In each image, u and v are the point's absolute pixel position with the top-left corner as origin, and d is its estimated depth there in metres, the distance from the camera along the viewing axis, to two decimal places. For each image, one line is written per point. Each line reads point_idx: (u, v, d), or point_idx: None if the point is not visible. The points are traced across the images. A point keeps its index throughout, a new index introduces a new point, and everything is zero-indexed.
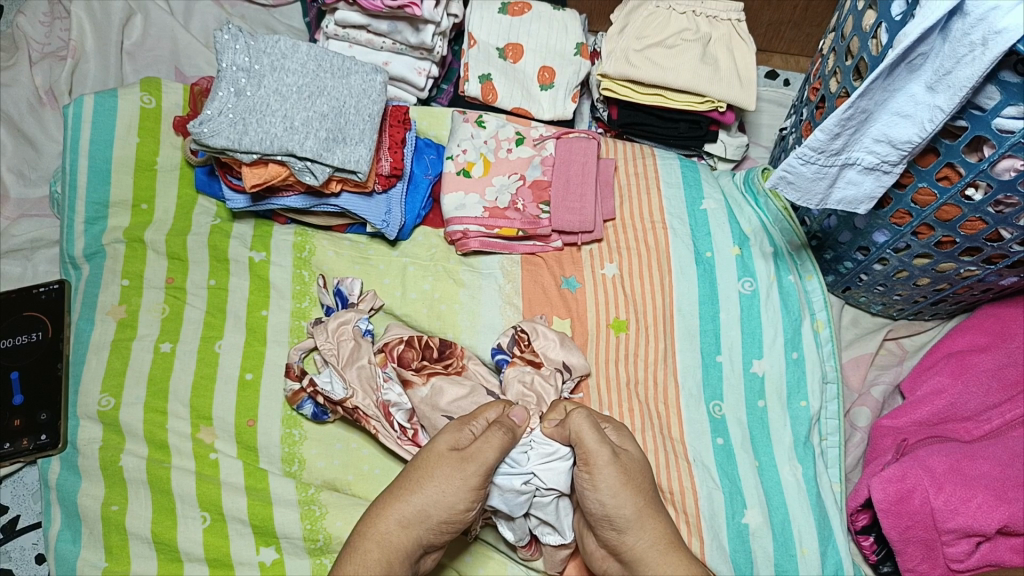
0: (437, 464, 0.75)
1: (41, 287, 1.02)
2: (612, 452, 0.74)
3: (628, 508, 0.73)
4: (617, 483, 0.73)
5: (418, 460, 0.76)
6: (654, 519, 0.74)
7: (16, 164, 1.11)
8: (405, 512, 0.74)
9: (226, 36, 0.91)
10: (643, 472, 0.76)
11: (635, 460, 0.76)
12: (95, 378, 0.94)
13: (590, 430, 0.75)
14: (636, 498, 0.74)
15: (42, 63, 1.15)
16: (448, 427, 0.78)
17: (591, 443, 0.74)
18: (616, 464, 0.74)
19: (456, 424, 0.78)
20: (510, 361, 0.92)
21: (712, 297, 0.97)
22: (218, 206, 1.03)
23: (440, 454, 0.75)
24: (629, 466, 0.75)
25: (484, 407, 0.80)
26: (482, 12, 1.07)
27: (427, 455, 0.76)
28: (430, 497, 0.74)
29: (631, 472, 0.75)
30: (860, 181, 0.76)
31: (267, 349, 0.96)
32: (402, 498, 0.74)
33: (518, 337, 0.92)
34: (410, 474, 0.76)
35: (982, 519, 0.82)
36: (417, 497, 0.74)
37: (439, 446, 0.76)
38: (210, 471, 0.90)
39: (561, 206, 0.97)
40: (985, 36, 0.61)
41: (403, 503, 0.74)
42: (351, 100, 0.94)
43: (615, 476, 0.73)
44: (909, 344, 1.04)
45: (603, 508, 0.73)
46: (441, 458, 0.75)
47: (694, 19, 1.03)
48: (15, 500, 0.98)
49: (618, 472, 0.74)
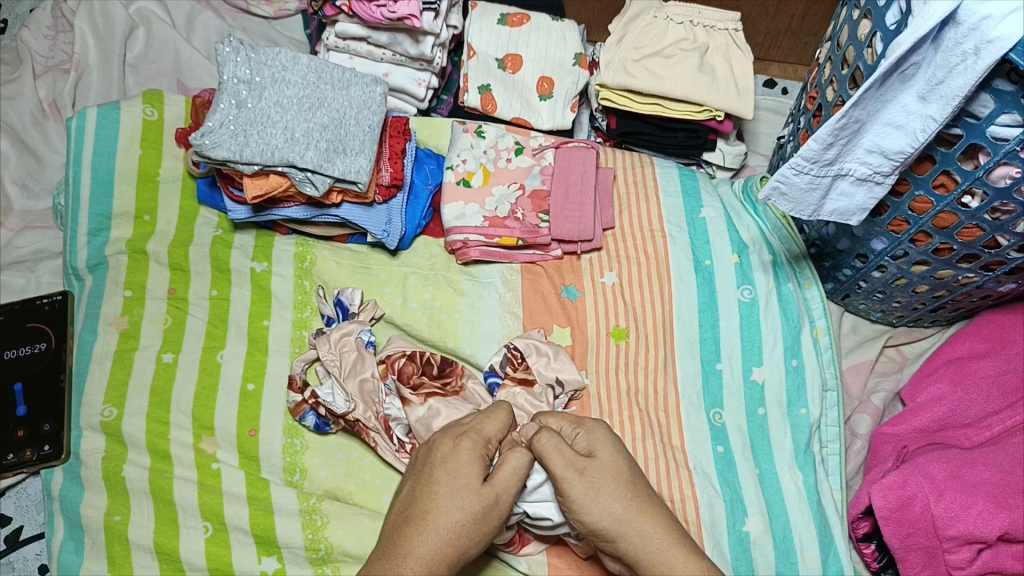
0: (473, 502, 0.69)
1: (44, 298, 1.03)
2: (577, 471, 0.71)
3: (607, 522, 0.70)
4: (587, 500, 0.70)
5: (449, 495, 0.69)
6: (638, 523, 0.70)
7: (20, 176, 1.12)
8: (449, 551, 0.68)
9: (227, 49, 0.92)
10: (616, 477, 0.72)
11: (603, 467, 0.72)
12: (98, 389, 0.95)
13: (556, 454, 0.71)
14: (613, 506, 0.70)
15: (45, 76, 1.16)
16: (471, 447, 0.72)
17: (557, 468, 0.71)
18: (582, 482, 0.70)
19: (476, 448, 0.71)
20: (502, 383, 0.91)
21: (712, 304, 0.97)
22: (220, 217, 1.04)
23: (473, 489, 0.69)
24: (597, 477, 0.71)
25: (490, 423, 0.74)
26: (481, 24, 1.08)
27: (459, 489, 0.69)
28: (472, 536, 0.69)
29: (600, 484, 0.71)
30: (853, 192, 0.76)
31: (269, 359, 0.97)
32: (443, 539, 0.68)
33: (511, 356, 0.92)
34: (443, 512, 0.68)
35: (982, 526, 0.82)
36: (461, 536, 0.68)
37: (469, 479, 0.70)
38: (213, 480, 0.91)
39: (561, 214, 0.98)
40: (977, 45, 0.62)
41: (443, 544, 0.68)
42: (351, 112, 0.95)
43: (582, 494, 0.70)
44: (909, 351, 1.04)
45: (586, 525, 0.71)
46: (477, 496, 0.69)
47: (692, 28, 1.04)
48: (19, 510, 0.98)
49: (586, 488, 0.70)
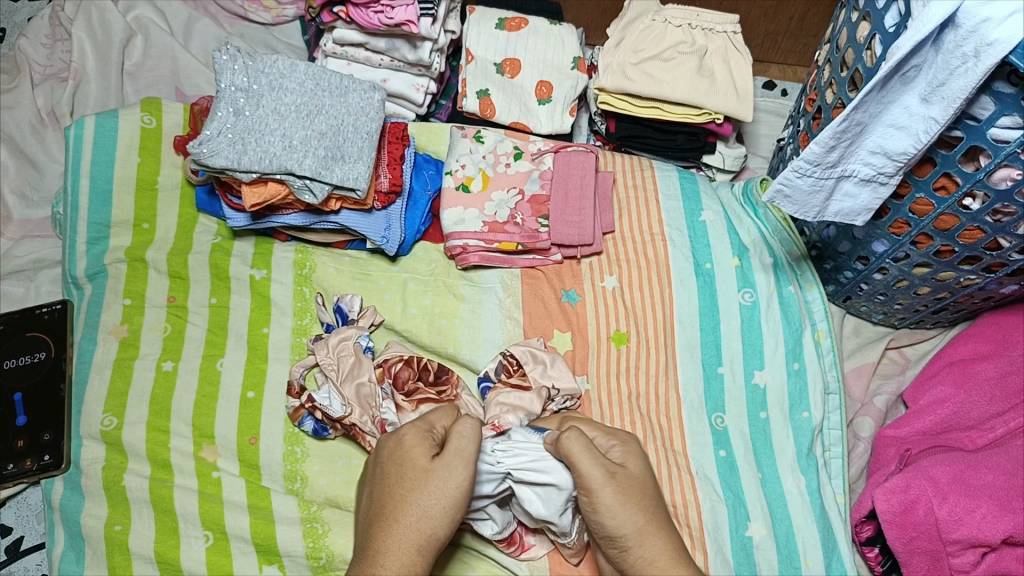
0: (424, 482, 0.70)
1: (44, 307, 1.03)
2: (608, 473, 0.71)
3: (628, 529, 0.70)
4: (615, 504, 0.70)
5: (399, 481, 0.71)
6: (654, 537, 0.70)
7: (19, 185, 1.12)
8: (416, 538, 0.69)
9: (224, 56, 0.92)
10: (642, 490, 0.72)
11: (633, 477, 0.73)
12: (98, 399, 0.95)
13: (585, 453, 0.71)
14: (637, 516, 0.70)
15: (44, 85, 1.16)
16: (413, 432, 0.73)
17: (589, 467, 0.70)
18: (612, 484, 0.70)
19: (417, 431, 0.73)
20: (495, 387, 0.91)
21: (712, 308, 0.97)
22: (219, 224, 1.04)
23: (422, 470, 0.71)
24: (627, 485, 0.71)
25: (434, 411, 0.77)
26: (479, 28, 1.08)
27: (408, 474, 0.71)
28: (436, 515, 0.70)
29: (630, 491, 0.71)
30: (858, 193, 0.76)
31: (268, 366, 0.96)
32: (406, 527, 0.69)
33: (507, 363, 0.92)
34: (399, 502, 0.70)
35: (986, 529, 0.82)
36: (423, 519, 0.70)
37: (415, 462, 0.71)
38: (213, 489, 0.90)
39: (560, 219, 0.98)
40: (977, 48, 0.61)
41: (408, 531, 0.69)
42: (349, 119, 0.94)
43: (612, 497, 0.70)
44: (912, 353, 1.04)
45: (605, 529, 0.71)
46: (426, 476, 0.70)
47: (690, 31, 1.04)
48: (19, 521, 0.98)
49: (616, 492, 0.70)
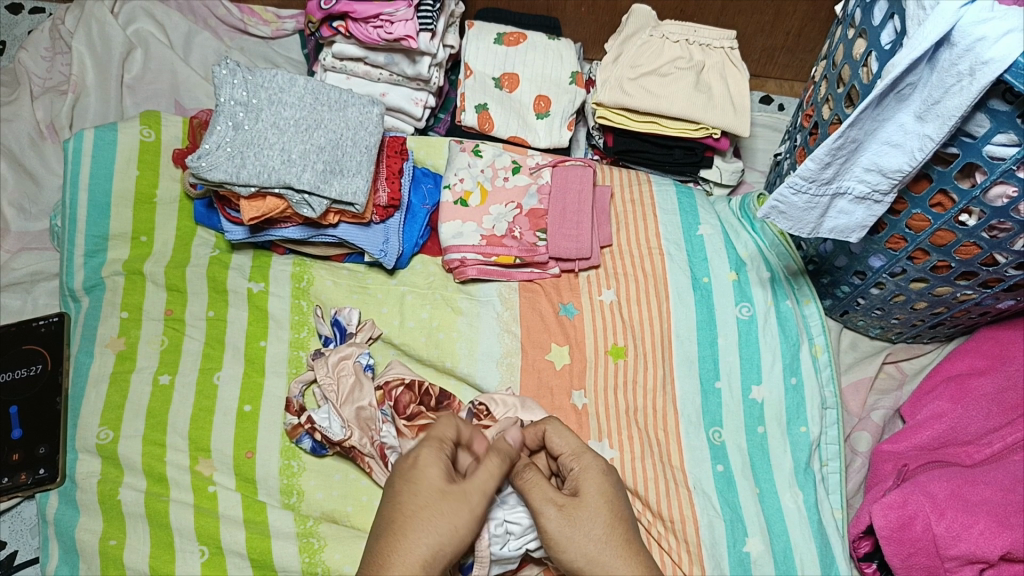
0: (440, 502, 0.71)
1: (40, 320, 1.02)
2: (557, 506, 0.72)
3: (580, 561, 0.71)
4: (563, 539, 0.71)
5: (412, 497, 0.71)
6: (609, 565, 0.71)
7: (18, 199, 1.12)
8: (421, 555, 0.69)
9: (224, 71, 0.92)
10: (600, 516, 0.72)
11: (587, 506, 0.72)
12: (94, 412, 0.94)
13: (537, 489, 0.73)
14: (585, 547, 0.71)
15: (43, 97, 1.17)
16: (428, 451, 0.73)
17: (536, 503, 0.73)
18: (561, 517, 0.72)
19: (434, 451, 0.73)
20: None
21: (710, 322, 0.97)
22: (217, 237, 1.04)
23: (438, 490, 0.71)
24: (579, 517, 0.72)
25: (438, 425, 0.76)
26: (478, 44, 1.08)
27: (423, 492, 0.71)
28: (445, 534, 0.70)
29: (580, 524, 0.72)
30: (852, 210, 0.77)
31: (266, 380, 0.96)
32: (415, 543, 0.69)
33: (477, 410, 0.89)
34: (408, 516, 0.70)
35: (984, 546, 0.82)
36: (433, 536, 0.69)
37: (431, 482, 0.71)
38: (208, 503, 0.90)
39: (558, 233, 0.98)
40: (972, 66, 0.62)
41: (416, 549, 0.69)
42: (348, 133, 0.95)
43: (558, 532, 0.71)
44: (909, 367, 1.04)
45: (563, 562, 0.72)
46: (442, 497, 0.71)
47: (687, 47, 1.04)
48: (13, 535, 0.97)
49: (563, 526, 0.71)
